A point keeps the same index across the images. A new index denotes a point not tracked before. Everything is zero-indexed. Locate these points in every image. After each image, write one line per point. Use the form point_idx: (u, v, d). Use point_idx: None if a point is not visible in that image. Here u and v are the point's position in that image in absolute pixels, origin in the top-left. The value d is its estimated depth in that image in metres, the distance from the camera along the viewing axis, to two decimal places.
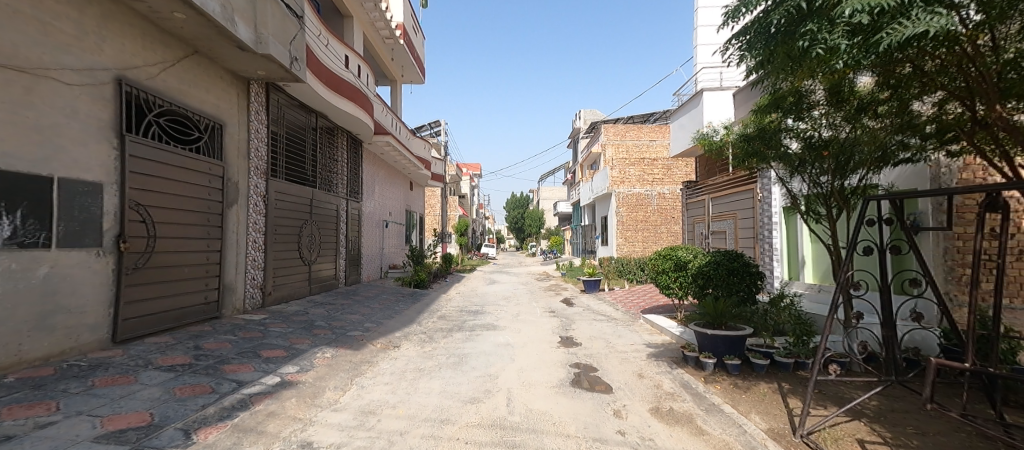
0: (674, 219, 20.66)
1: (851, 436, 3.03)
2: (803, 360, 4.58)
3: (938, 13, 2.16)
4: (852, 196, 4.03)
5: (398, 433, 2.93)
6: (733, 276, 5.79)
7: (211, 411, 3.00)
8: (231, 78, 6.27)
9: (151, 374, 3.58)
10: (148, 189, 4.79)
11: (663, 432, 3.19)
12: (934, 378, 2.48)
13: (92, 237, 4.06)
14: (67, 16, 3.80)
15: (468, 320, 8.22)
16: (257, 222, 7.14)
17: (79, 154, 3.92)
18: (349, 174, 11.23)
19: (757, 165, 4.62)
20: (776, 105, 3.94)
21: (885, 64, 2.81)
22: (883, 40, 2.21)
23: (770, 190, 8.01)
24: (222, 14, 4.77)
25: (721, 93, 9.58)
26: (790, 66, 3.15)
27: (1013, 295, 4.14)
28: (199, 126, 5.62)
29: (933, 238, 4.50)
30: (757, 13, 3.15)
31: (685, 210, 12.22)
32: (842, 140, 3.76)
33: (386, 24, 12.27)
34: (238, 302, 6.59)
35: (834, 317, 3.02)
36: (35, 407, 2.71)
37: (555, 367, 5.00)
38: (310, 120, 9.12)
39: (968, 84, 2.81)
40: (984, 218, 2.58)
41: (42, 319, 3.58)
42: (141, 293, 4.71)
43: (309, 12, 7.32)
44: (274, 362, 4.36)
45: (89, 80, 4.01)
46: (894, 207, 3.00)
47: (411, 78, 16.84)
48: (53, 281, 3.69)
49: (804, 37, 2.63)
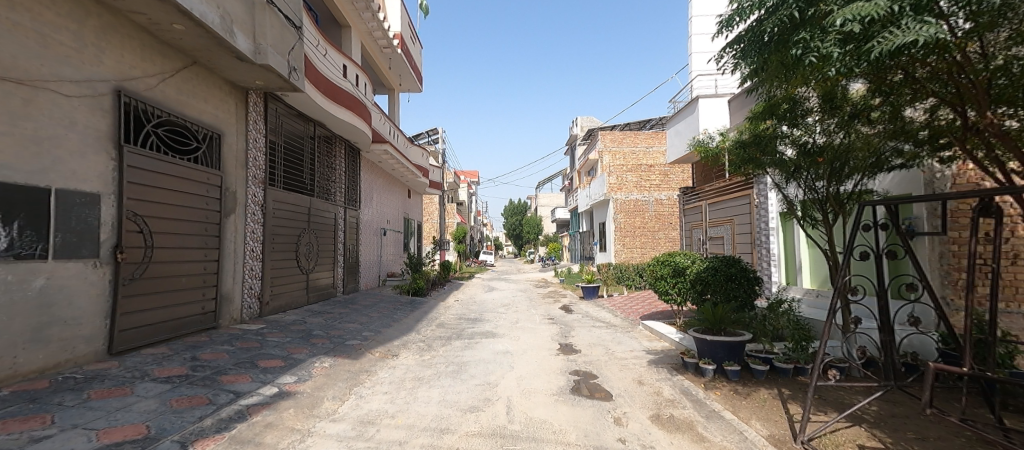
0: (671, 225, 20.80)
1: (851, 442, 3.02)
2: (802, 365, 4.58)
3: (928, 23, 2.20)
4: (847, 201, 4.10)
5: (398, 443, 2.91)
6: (732, 281, 5.81)
7: (208, 422, 2.97)
8: (229, 88, 6.30)
9: (148, 386, 3.56)
10: (146, 199, 4.77)
11: (664, 439, 3.17)
12: (933, 382, 2.47)
13: (90, 248, 4.05)
14: (66, 29, 3.83)
15: (467, 328, 8.17)
16: (255, 231, 7.14)
17: (78, 165, 3.93)
18: (347, 182, 11.26)
19: (754, 171, 4.67)
20: (771, 111, 4.00)
21: (877, 71, 2.85)
22: (874, 49, 2.26)
23: (766, 195, 8.06)
24: (221, 26, 4.82)
25: (717, 100, 9.68)
26: (783, 74, 3.20)
27: (1010, 299, 4.15)
28: (197, 136, 5.64)
29: (928, 243, 4.52)
30: (750, 22, 3.19)
31: (682, 216, 12.27)
32: (836, 146, 3.82)
33: (384, 33, 12.37)
34: (236, 312, 6.56)
35: (832, 321, 3.00)
36: (29, 420, 2.69)
37: (555, 374, 4.99)
38: (308, 129, 9.16)
39: (959, 91, 2.85)
40: (979, 222, 2.61)
41: (38, 332, 3.56)
42: (138, 304, 4.69)
43: (308, 22, 7.41)
44: (272, 372, 4.33)
45: (88, 91, 4.03)
46: (889, 212, 3.02)
47: (410, 87, 16.95)
48: (49, 293, 3.66)
49: (798, 46, 2.68)
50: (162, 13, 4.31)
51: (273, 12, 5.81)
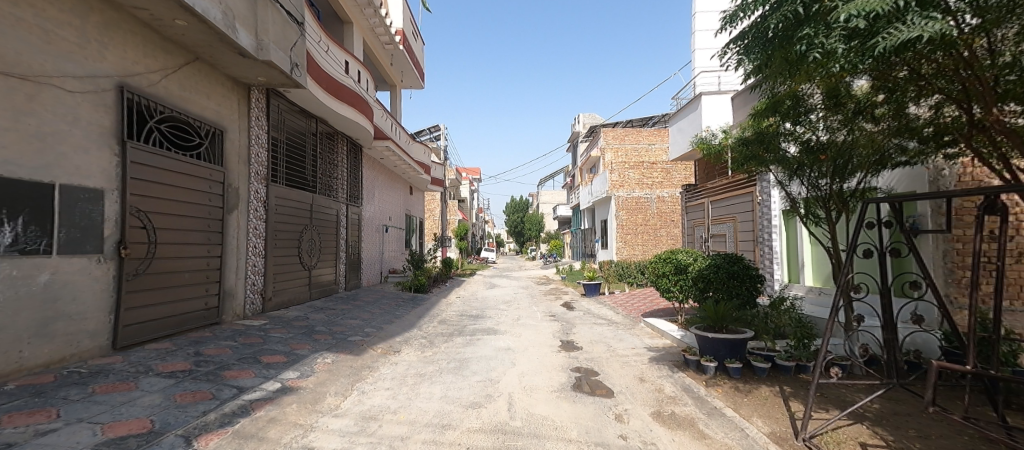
0: (673, 222, 20.76)
1: (854, 440, 3.03)
2: (804, 363, 4.58)
3: (933, 18, 2.17)
4: (851, 199, 4.09)
5: (400, 439, 2.92)
6: (734, 279, 5.80)
7: (212, 417, 2.99)
8: (231, 85, 6.30)
9: (151, 381, 3.57)
10: (149, 195, 4.78)
11: (665, 436, 3.18)
12: (936, 381, 2.46)
13: (93, 244, 4.07)
14: (69, 24, 3.83)
15: (468, 324, 8.19)
16: (257, 228, 7.15)
17: (81, 160, 3.94)
18: (349, 179, 11.26)
19: (756, 168, 4.66)
20: (774, 108, 3.96)
21: (882, 68, 2.83)
22: (879, 45, 2.24)
23: (769, 193, 8.03)
24: (223, 22, 4.81)
25: (720, 97, 9.63)
26: (787, 71, 3.18)
27: (1014, 297, 4.14)
28: (199, 132, 5.64)
29: (932, 241, 4.50)
30: (754, 18, 3.17)
31: (685, 214, 12.24)
32: (840, 143, 3.81)
33: (385, 29, 12.32)
34: (238, 308, 6.57)
35: (835, 319, 2.98)
36: (35, 414, 2.71)
37: (556, 371, 4.99)
38: (310, 126, 9.16)
39: (965, 88, 2.81)
40: (983, 221, 2.59)
41: (43, 326, 3.58)
42: (141, 299, 4.71)
43: (310, 19, 7.40)
44: (274, 368, 4.35)
45: (92, 87, 4.04)
46: (894, 210, 3.00)
47: (411, 84, 16.93)
48: (54, 288, 3.68)
49: (802, 42, 2.66)
50: (164, 9, 4.30)
51: (275, 8, 5.80)
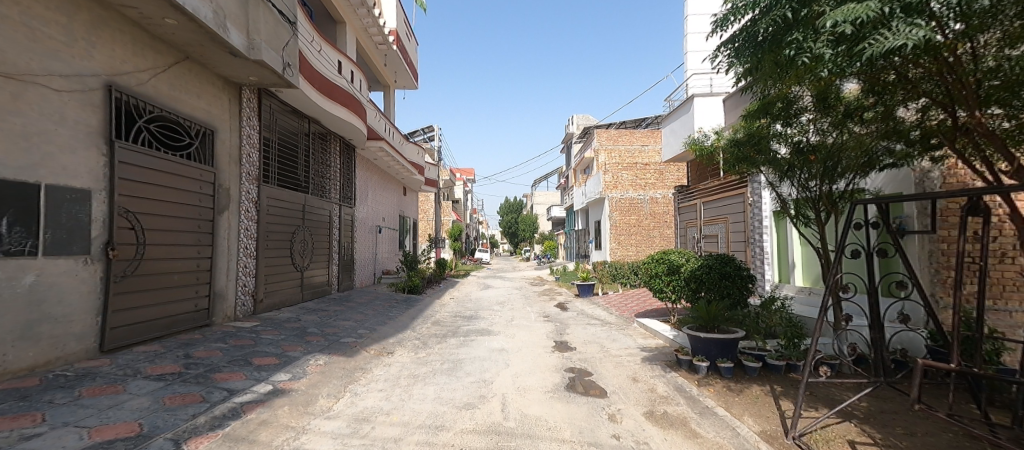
0: (667, 223, 20.92)
1: (842, 437, 3.07)
2: (795, 362, 4.63)
3: (918, 25, 2.22)
4: (840, 200, 4.16)
5: (393, 440, 2.92)
6: (726, 279, 5.90)
7: (203, 420, 2.96)
8: (222, 84, 6.23)
9: (140, 383, 3.53)
10: (137, 195, 4.72)
11: (658, 435, 3.20)
12: (921, 378, 2.51)
13: (80, 244, 4.01)
14: (56, 22, 3.77)
15: (462, 325, 8.19)
16: (249, 229, 7.08)
17: (68, 160, 3.88)
18: (342, 179, 11.20)
19: (748, 169, 4.73)
20: (765, 110, 4.02)
21: (870, 72, 2.87)
22: (865, 52, 2.27)
23: (760, 194, 8.13)
24: (214, 21, 4.78)
25: (713, 99, 9.73)
26: (777, 74, 3.24)
27: (997, 297, 4.22)
28: (190, 132, 5.58)
29: (919, 242, 4.58)
30: (745, 22, 3.22)
31: (677, 215, 12.32)
32: (829, 146, 3.87)
33: (379, 29, 12.23)
34: (229, 309, 6.51)
35: (823, 318, 3.02)
36: (20, 418, 2.66)
37: (550, 372, 5.01)
38: (302, 126, 9.08)
39: (950, 92, 2.87)
40: (967, 221, 2.65)
41: (27, 329, 3.51)
42: (129, 302, 4.64)
43: (303, 18, 7.33)
44: (266, 370, 4.32)
45: (79, 86, 3.98)
46: (881, 211, 3.04)
47: (405, 84, 16.88)
48: (39, 290, 3.63)
49: (791, 46, 2.71)
50: (154, 8, 4.26)
51: (267, 8, 5.76)
